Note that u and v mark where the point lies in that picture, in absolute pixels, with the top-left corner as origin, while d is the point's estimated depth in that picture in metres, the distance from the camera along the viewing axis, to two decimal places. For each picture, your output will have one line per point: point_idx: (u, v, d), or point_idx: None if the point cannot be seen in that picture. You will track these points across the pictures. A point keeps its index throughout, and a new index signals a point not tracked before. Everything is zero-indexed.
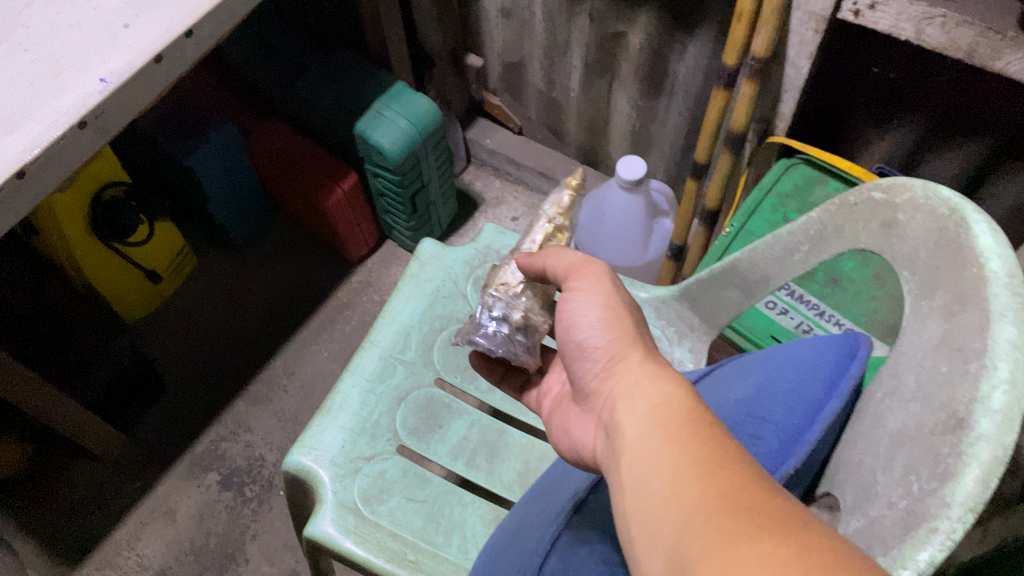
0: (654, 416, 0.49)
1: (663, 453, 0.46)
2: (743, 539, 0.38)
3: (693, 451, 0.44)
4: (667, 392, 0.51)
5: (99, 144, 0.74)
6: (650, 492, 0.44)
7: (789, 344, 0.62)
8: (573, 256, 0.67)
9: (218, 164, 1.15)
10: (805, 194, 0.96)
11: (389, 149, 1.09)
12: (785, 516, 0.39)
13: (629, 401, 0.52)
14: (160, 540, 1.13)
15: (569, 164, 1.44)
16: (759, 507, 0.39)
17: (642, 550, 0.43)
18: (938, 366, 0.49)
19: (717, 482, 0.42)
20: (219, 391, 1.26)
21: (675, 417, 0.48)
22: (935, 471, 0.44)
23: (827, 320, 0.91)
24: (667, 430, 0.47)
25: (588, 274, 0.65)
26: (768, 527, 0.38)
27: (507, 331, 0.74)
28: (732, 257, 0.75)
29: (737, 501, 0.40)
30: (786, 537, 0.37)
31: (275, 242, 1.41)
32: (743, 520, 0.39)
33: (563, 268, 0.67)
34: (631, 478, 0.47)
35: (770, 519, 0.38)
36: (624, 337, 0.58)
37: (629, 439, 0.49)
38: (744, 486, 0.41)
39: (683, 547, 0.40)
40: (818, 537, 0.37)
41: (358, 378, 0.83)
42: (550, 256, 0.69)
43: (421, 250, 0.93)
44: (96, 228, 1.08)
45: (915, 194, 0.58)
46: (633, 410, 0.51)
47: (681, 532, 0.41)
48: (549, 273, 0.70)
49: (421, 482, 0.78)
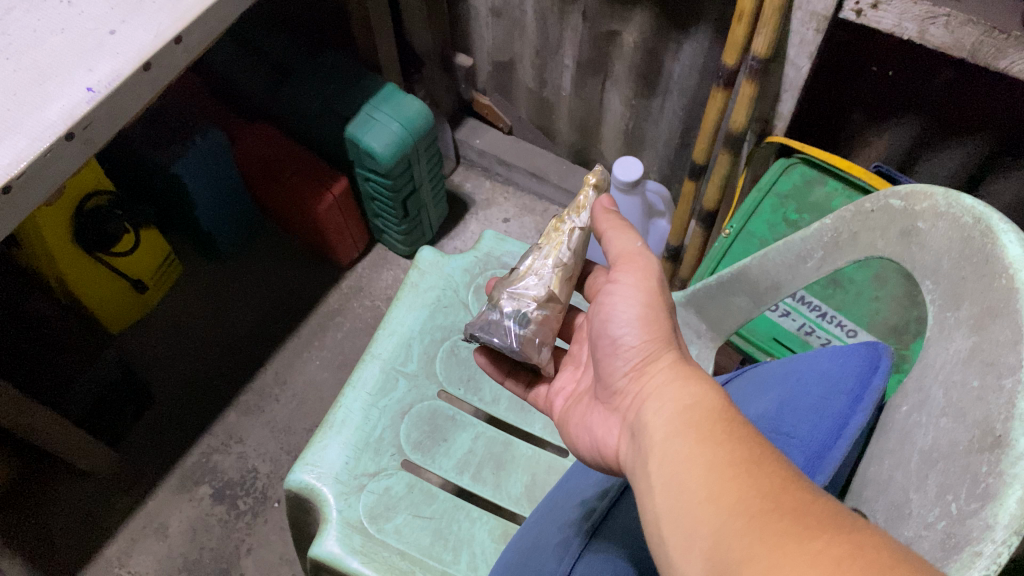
0: (684, 416, 0.47)
1: (696, 453, 0.44)
2: (792, 541, 0.36)
3: (729, 450, 0.42)
4: (697, 392, 0.49)
5: (87, 156, 0.71)
6: (682, 493, 0.42)
7: (809, 357, 0.60)
8: (633, 243, 0.65)
9: (205, 170, 1.13)
10: (804, 195, 0.94)
11: (381, 152, 1.07)
12: (833, 516, 0.37)
13: (658, 401, 0.51)
14: (153, 557, 1.10)
15: (560, 164, 1.43)
16: (804, 507, 0.37)
17: (675, 552, 0.41)
18: (969, 381, 0.48)
19: (756, 482, 0.40)
20: (210, 402, 1.23)
21: (706, 418, 0.46)
22: (974, 491, 0.43)
23: (829, 322, 0.89)
24: (698, 430, 0.45)
25: (635, 264, 0.62)
26: (817, 529, 0.36)
27: (499, 320, 0.71)
28: (743, 264, 0.75)
29: (778, 501, 0.38)
30: (837, 538, 0.35)
31: (263, 247, 1.38)
32: (788, 522, 0.37)
33: (617, 252, 0.65)
34: (659, 479, 0.45)
35: (816, 520, 0.36)
36: (658, 336, 0.56)
37: (658, 439, 0.48)
38: (784, 486, 0.39)
39: (723, 550, 0.38)
40: (870, 537, 0.35)
41: (359, 392, 0.81)
42: (613, 231, 0.66)
43: (420, 258, 0.91)
44: (82, 239, 1.04)
45: (935, 202, 0.58)
46: (664, 409, 0.49)
47: (719, 535, 0.39)
48: (605, 246, 0.67)
49: (427, 498, 0.76)
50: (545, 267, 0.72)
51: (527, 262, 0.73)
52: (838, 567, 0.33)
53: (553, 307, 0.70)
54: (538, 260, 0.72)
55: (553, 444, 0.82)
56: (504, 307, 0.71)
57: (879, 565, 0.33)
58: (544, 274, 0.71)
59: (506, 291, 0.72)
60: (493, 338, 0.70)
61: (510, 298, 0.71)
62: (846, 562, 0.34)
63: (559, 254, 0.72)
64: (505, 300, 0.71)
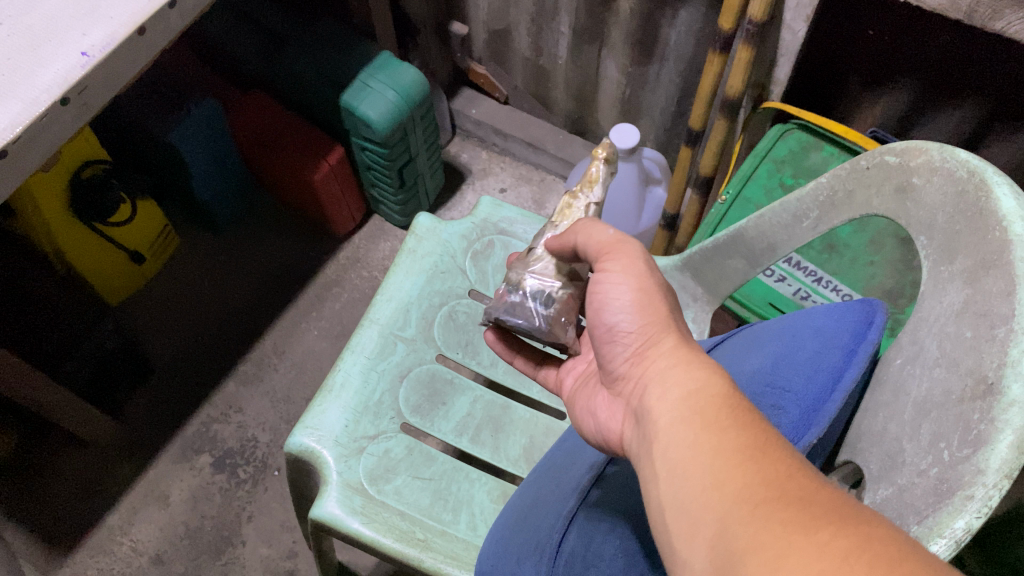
0: (689, 401, 0.45)
1: (701, 439, 0.42)
2: (798, 530, 0.34)
3: (734, 436, 0.40)
4: (702, 375, 0.47)
5: (83, 121, 0.71)
6: (687, 479, 0.40)
7: (804, 314, 0.60)
8: (607, 231, 0.60)
9: (201, 140, 1.13)
10: (801, 160, 0.94)
11: (377, 120, 1.06)
12: (838, 506, 0.35)
13: (661, 387, 0.48)
14: (154, 525, 1.11)
15: (557, 133, 1.43)
16: (810, 496, 0.36)
17: (679, 539, 0.39)
18: (963, 332, 0.49)
19: (763, 470, 0.38)
20: (209, 371, 1.23)
21: (711, 402, 0.44)
22: (966, 438, 0.44)
23: (825, 287, 0.90)
24: (702, 414, 0.43)
25: (620, 254, 0.58)
26: (822, 519, 0.34)
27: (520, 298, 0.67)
28: (740, 226, 0.75)
29: (784, 489, 0.37)
30: (844, 527, 0.34)
31: (260, 218, 1.38)
32: (794, 510, 0.35)
33: (594, 245, 0.60)
34: (664, 464, 0.43)
35: (823, 509, 0.35)
36: (660, 321, 0.53)
37: (662, 426, 0.45)
38: (791, 474, 0.37)
39: (727, 538, 0.36)
40: (877, 527, 0.34)
41: (358, 356, 0.81)
42: (582, 226, 0.62)
43: (416, 224, 0.90)
44: (77, 208, 1.04)
45: (931, 157, 0.58)
46: (667, 395, 0.47)
47: (726, 522, 0.37)
48: (578, 248, 0.63)
49: (427, 460, 0.77)
50: None
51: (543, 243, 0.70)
52: (843, 559, 0.32)
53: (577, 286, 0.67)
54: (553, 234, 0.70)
55: (550, 407, 0.83)
56: (525, 286, 0.67)
57: (887, 557, 0.32)
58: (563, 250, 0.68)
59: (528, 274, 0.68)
60: (517, 321, 0.66)
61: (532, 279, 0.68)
62: (854, 555, 0.32)
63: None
64: (527, 281, 0.68)
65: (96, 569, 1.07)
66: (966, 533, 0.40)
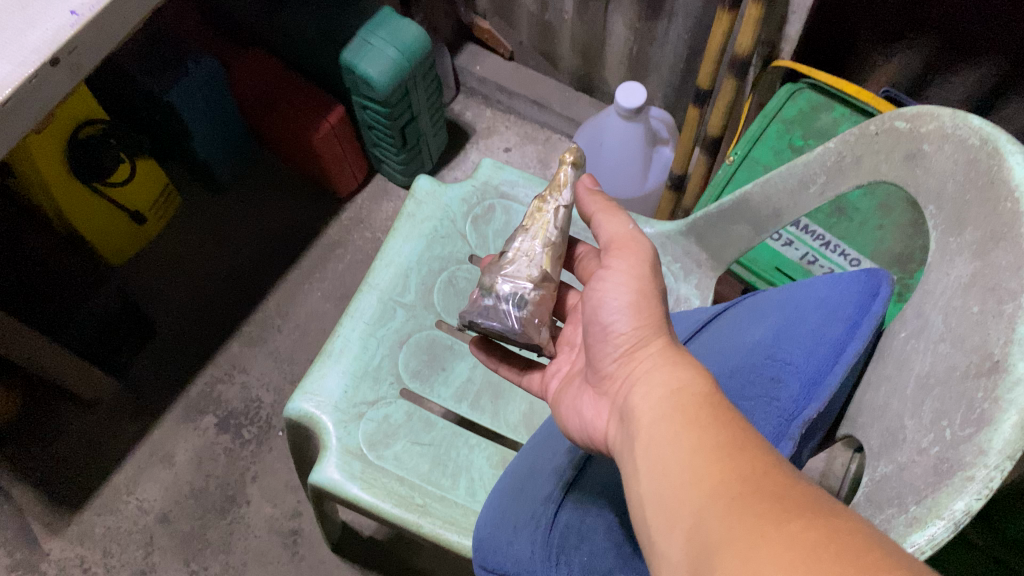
0: (671, 399, 0.45)
1: (680, 436, 0.41)
2: (770, 523, 0.34)
3: (713, 433, 0.40)
4: (687, 375, 0.46)
5: (74, 83, 0.70)
6: (666, 475, 0.40)
7: (806, 284, 0.59)
8: (624, 226, 0.60)
9: (199, 97, 1.11)
10: (810, 120, 0.92)
11: (377, 79, 1.04)
12: (811, 500, 0.35)
13: (646, 386, 0.47)
14: (159, 485, 1.12)
15: (563, 91, 1.40)
16: (784, 491, 0.36)
17: (658, 532, 0.39)
18: (969, 306, 0.48)
19: (739, 465, 0.38)
20: (211, 332, 1.23)
21: (693, 400, 0.43)
22: (969, 417, 0.43)
23: (833, 252, 0.87)
24: (684, 412, 0.43)
25: (627, 253, 0.57)
26: (795, 511, 0.34)
27: (493, 301, 0.64)
28: (744, 191, 0.73)
29: (758, 484, 0.36)
30: (815, 519, 0.34)
31: (263, 178, 1.36)
32: (767, 504, 0.35)
33: (608, 235, 0.61)
34: (645, 462, 0.42)
35: (796, 504, 0.35)
36: (654, 323, 0.51)
37: (645, 424, 0.45)
38: (766, 470, 0.37)
39: (704, 530, 0.36)
40: (846, 519, 0.34)
41: (358, 321, 0.80)
42: (602, 215, 0.63)
43: (416, 188, 0.88)
44: (77, 169, 1.03)
45: (942, 123, 0.56)
46: (651, 395, 0.46)
47: (702, 516, 0.37)
48: (595, 230, 0.63)
49: (426, 425, 0.76)
50: (535, 247, 0.66)
51: (514, 245, 0.67)
52: (812, 550, 0.32)
53: (548, 288, 0.65)
54: (525, 240, 0.67)
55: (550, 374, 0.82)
56: (497, 287, 0.64)
57: (853, 546, 0.32)
58: (535, 254, 0.66)
59: (499, 275, 0.65)
60: (491, 323, 0.63)
61: (505, 280, 0.64)
62: (823, 545, 0.32)
63: (547, 233, 0.67)
64: (499, 283, 0.64)
65: (102, 528, 1.09)
66: (965, 516, 0.40)
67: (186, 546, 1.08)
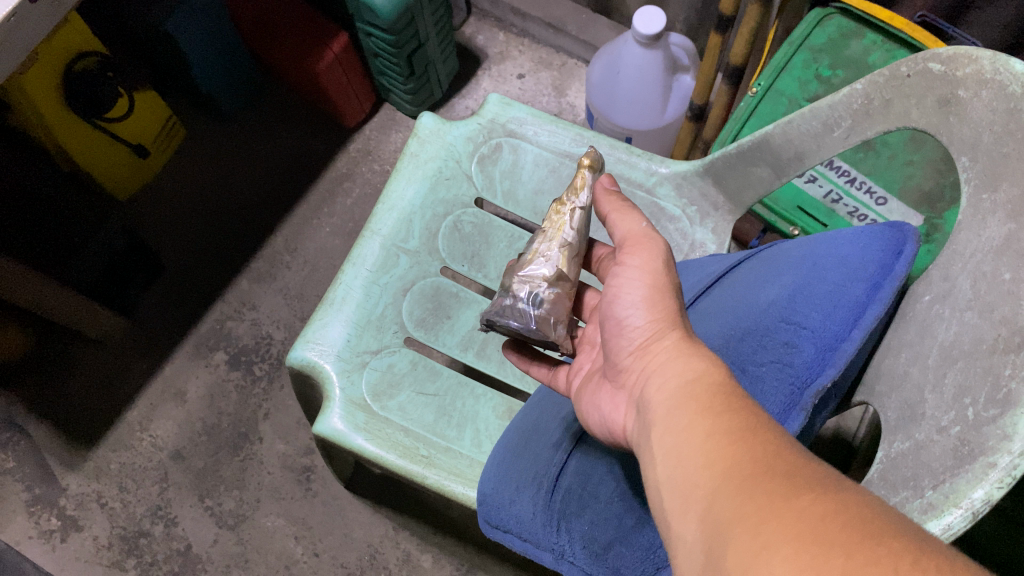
0: (686, 389, 0.42)
1: (694, 424, 0.39)
2: (779, 500, 0.32)
3: (727, 419, 0.38)
4: (703, 365, 0.44)
5: (59, 19, 0.66)
6: (680, 462, 0.38)
7: (828, 238, 0.55)
8: (638, 224, 0.57)
9: (196, 27, 1.06)
10: (840, 48, 0.86)
11: (381, 6, 0.99)
12: (824, 478, 0.33)
13: (661, 376, 0.45)
14: (172, 421, 1.12)
15: (580, 12, 1.33)
16: (795, 471, 0.34)
17: (673, 517, 0.37)
18: (1000, 273, 0.44)
19: (752, 449, 0.36)
20: (220, 268, 1.22)
21: (709, 389, 0.41)
22: (994, 397, 0.40)
23: (858, 189, 0.83)
24: (698, 400, 0.41)
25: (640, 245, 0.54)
26: (805, 488, 0.32)
27: (510, 300, 0.61)
28: (765, 131, 0.68)
29: (770, 464, 0.34)
30: (823, 494, 0.32)
31: (267, 107, 1.33)
32: (777, 482, 0.33)
33: (622, 234, 0.57)
34: (661, 449, 0.40)
35: (808, 481, 0.33)
36: (669, 314, 0.49)
37: (660, 414, 0.43)
38: (777, 452, 0.35)
39: (715, 511, 0.34)
40: (855, 494, 0.32)
41: (359, 269, 0.78)
42: (616, 213, 0.59)
43: (420, 126, 0.85)
44: (74, 102, 1.00)
45: (981, 67, 0.52)
46: (667, 385, 0.44)
47: (714, 498, 0.35)
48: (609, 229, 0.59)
49: (430, 374, 0.75)
50: (552, 248, 0.63)
51: (531, 247, 0.64)
52: (820, 522, 0.30)
53: (565, 286, 0.61)
54: (542, 244, 0.63)
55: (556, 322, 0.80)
56: (514, 287, 0.61)
57: (860, 520, 0.30)
58: (551, 255, 0.62)
59: (516, 275, 0.62)
60: (508, 322, 0.60)
61: (522, 282, 0.61)
62: (831, 518, 0.30)
63: (564, 235, 0.63)
64: (516, 285, 0.62)
65: (118, 463, 1.10)
66: (984, 505, 0.37)
67: (200, 481, 1.09)
